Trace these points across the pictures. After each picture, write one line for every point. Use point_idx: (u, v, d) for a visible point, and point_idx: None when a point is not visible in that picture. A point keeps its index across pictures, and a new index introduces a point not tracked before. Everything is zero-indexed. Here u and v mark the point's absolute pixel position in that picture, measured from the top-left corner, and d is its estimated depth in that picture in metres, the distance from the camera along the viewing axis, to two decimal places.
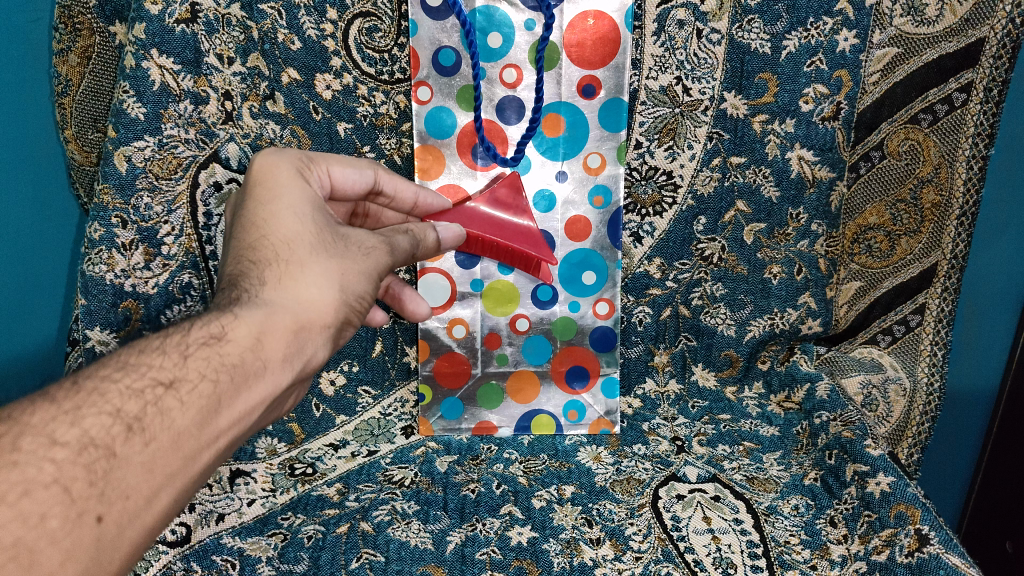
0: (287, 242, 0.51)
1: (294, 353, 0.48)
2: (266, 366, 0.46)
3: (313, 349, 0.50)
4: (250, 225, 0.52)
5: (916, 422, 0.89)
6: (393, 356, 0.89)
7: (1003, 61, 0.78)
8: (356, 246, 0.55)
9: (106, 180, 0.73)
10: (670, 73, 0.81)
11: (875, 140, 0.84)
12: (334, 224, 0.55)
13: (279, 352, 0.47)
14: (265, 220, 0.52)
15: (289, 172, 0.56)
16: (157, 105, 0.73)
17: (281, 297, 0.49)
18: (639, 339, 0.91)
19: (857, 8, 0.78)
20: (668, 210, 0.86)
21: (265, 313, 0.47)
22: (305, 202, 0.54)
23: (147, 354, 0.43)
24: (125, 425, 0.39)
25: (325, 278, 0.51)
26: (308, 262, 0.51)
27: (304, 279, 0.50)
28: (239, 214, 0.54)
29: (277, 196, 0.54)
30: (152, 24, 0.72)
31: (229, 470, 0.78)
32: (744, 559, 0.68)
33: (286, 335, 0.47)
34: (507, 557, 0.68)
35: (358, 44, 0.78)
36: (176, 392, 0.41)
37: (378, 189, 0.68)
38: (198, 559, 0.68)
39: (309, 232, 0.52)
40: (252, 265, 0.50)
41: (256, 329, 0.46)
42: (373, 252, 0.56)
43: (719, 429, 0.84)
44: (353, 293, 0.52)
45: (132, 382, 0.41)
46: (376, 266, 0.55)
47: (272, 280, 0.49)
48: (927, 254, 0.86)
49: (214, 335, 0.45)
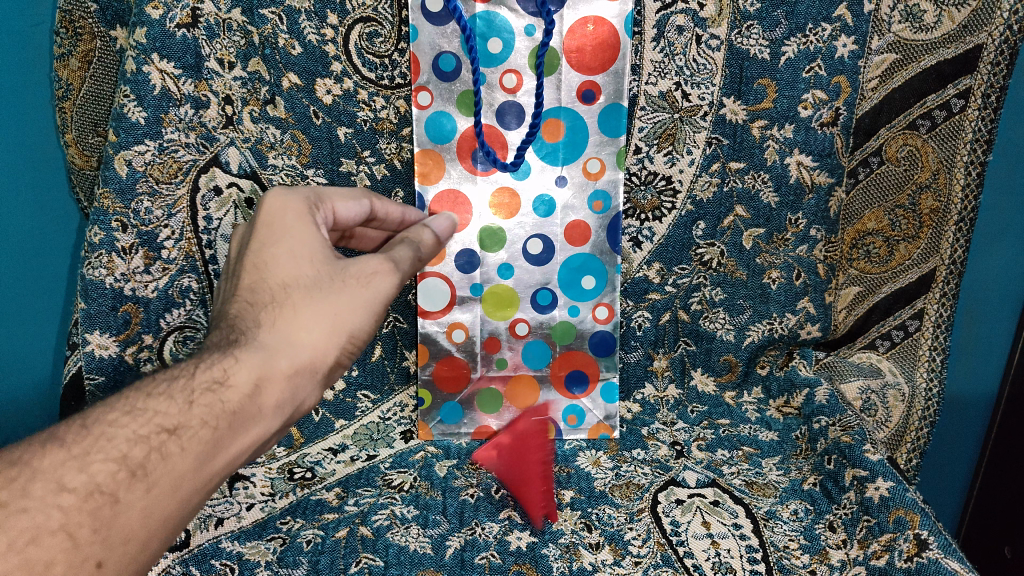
0: (284, 284, 0.51)
1: (286, 400, 0.49)
2: (260, 412, 0.47)
3: (305, 393, 0.50)
4: (251, 266, 0.52)
5: (914, 427, 0.88)
6: (393, 360, 0.90)
7: (1001, 68, 0.78)
8: (356, 278, 0.53)
9: (106, 185, 0.73)
10: (670, 78, 0.82)
11: (874, 146, 0.84)
12: (334, 254, 0.54)
13: (273, 398, 0.47)
14: (265, 260, 0.52)
15: (297, 207, 0.55)
16: (157, 109, 0.73)
17: (277, 340, 0.49)
18: (638, 343, 0.91)
19: (856, 14, 0.79)
20: (667, 215, 0.87)
21: (262, 358, 0.47)
22: (307, 240, 0.53)
23: (154, 398, 0.44)
24: (130, 472, 0.40)
25: (321, 320, 0.50)
26: (304, 305, 0.50)
27: (300, 323, 0.50)
28: (241, 252, 0.54)
29: (278, 235, 0.53)
30: (153, 28, 0.71)
31: (229, 475, 0.77)
32: (742, 564, 0.68)
33: (281, 382, 0.48)
34: (506, 561, 0.68)
35: (358, 49, 0.79)
36: (179, 438, 0.42)
37: (371, 214, 0.66)
38: (197, 563, 0.67)
39: (306, 274, 0.52)
40: (250, 306, 0.50)
41: (254, 376, 0.46)
42: (373, 279, 0.54)
43: (719, 434, 0.85)
44: (348, 335, 0.52)
45: (138, 427, 0.42)
46: (376, 296, 0.54)
47: (269, 322, 0.49)
48: (926, 259, 0.86)
49: (217, 379, 0.45)
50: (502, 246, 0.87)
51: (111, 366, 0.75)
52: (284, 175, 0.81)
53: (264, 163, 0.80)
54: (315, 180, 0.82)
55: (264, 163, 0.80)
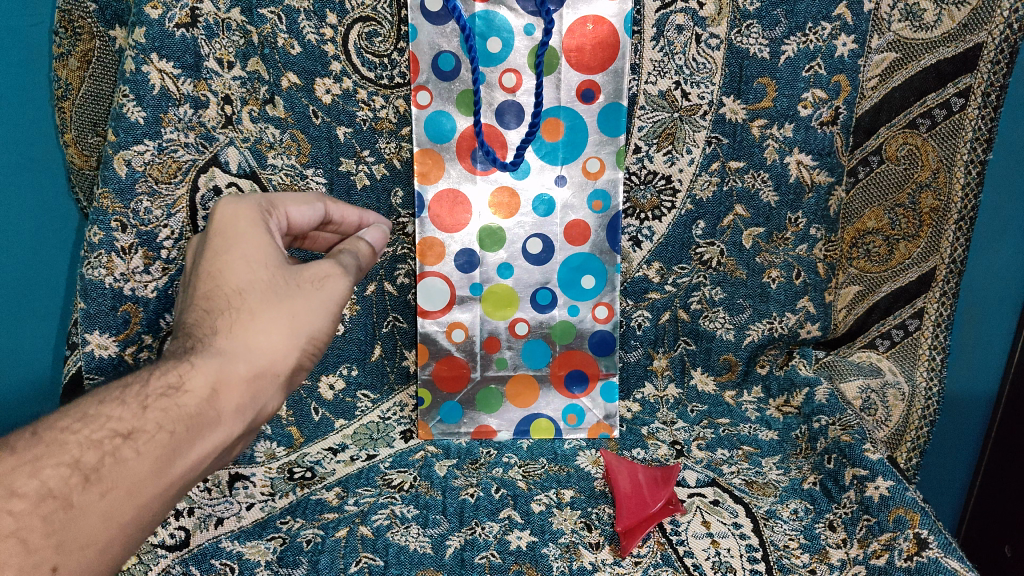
0: (239, 290, 0.49)
1: (248, 403, 0.48)
2: (221, 417, 0.46)
3: (267, 397, 0.49)
4: (205, 274, 0.50)
5: (914, 426, 0.88)
6: (393, 360, 0.91)
7: (1001, 66, 0.77)
8: (311, 281, 0.52)
9: (106, 184, 0.72)
10: (670, 77, 0.82)
11: (873, 145, 0.84)
12: (287, 259, 0.53)
13: (234, 402, 0.47)
14: (219, 268, 0.50)
15: (250, 214, 0.53)
16: (156, 109, 0.72)
17: (236, 346, 0.48)
18: (638, 342, 0.92)
19: (856, 13, 0.79)
20: (667, 214, 0.87)
21: (221, 364, 0.47)
22: (260, 245, 0.52)
23: (106, 404, 0.43)
24: (83, 476, 0.39)
25: (278, 323, 0.50)
26: (261, 310, 0.49)
27: (258, 327, 0.49)
28: (197, 261, 0.52)
29: (233, 242, 0.51)
30: (152, 28, 0.70)
31: (229, 474, 0.77)
32: (743, 563, 0.67)
33: (241, 386, 0.47)
34: (506, 560, 0.68)
35: (358, 48, 0.79)
36: (134, 442, 0.41)
37: (327, 220, 0.62)
38: (197, 562, 0.67)
39: (262, 278, 0.50)
40: (206, 314, 0.49)
41: (213, 380, 0.46)
42: (327, 282, 0.53)
43: (719, 433, 0.85)
44: (309, 336, 0.51)
45: (90, 433, 0.41)
46: (332, 298, 0.53)
47: (226, 328, 0.48)
48: (926, 258, 0.85)
49: (173, 385, 0.45)
50: (502, 246, 0.87)
51: (110, 366, 0.75)
52: (284, 174, 0.81)
53: (263, 163, 0.80)
54: (315, 179, 0.82)
55: (263, 163, 0.80)
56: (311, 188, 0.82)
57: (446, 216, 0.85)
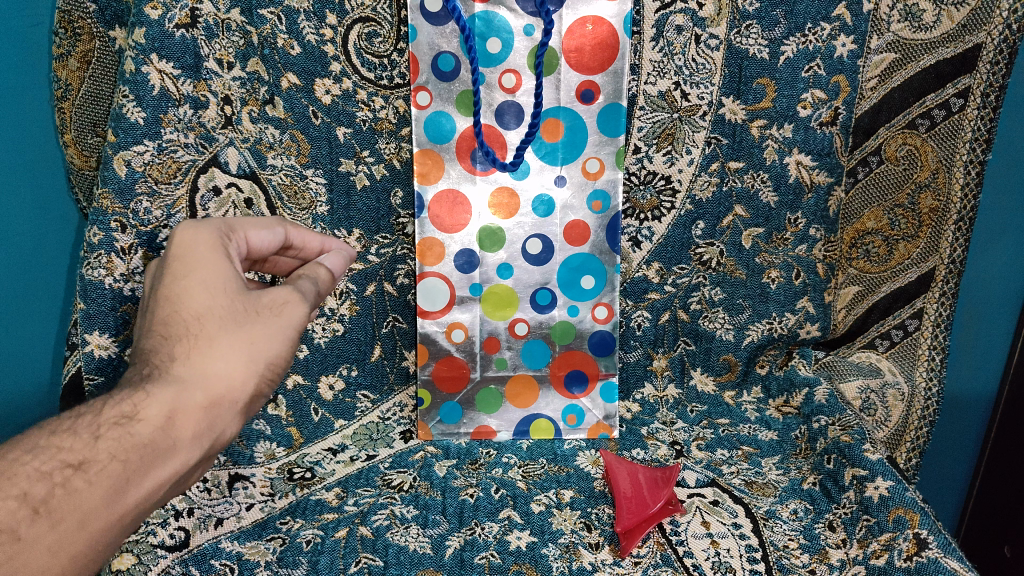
0: (198, 315, 0.47)
1: (205, 431, 0.46)
2: (176, 445, 0.44)
3: (225, 425, 0.47)
4: (162, 298, 0.48)
5: (913, 426, 0.88)
6: (393, 360, 0.91)
7: (1000, 67, 0.77)
8: (271, 306, 0.50)
9: (106, 185, 0.72)
10: (669, 78, 0.82)
11: (872, 145, 0.84)
12: (247, 284, 0.50)
13: (190, 430, 0.45)
14: (177, 292, 0.48)
15: (209, 238, 0.50)
16: (156, 109, 0.72)
17: (194, 373, 0.46)
18: (637, 343, 0.92)
19: (855, 14, 0.79)
20: (666, 214, 0.87)
21: (177, 391, 0.44)
22: (220, 268, 0.49)
23: (58, 434, 0.41)
24: (32, 509, 0.38)
25: (237, 350, 0.47)
26: (221, 336, 0.47)
27: (216, 353, 0.46)
28: (154, 286, 0.49)
29: (192, 267, 0.49)
30: (152, 28, 0.70)
31: (229, 475, 0.77)
32: (742, 564, 0.67)
33: (197, 414, 0.45)
34: (506, 561, 0.68)
35: (358, 48, 0.79)
36: (85, 472, 0.40)
37: (288, 244, 0.59)
38: (196, 563, 0.67)
39: (221, 304, 0.48)
40: (163, 339, 0.46)
41: (168, 408, 0.44)
42: (288, 308, 0.50)
43: (719, 433, 0.85)
44: (270, 362, 0.49)
45: (40, 464, 0.39)
46: (291, 324, 0.50)
47: (183, 355, 0.46)
48: (925, 258, 0.84)
49: (127, 413, 0.43)
50: (501, 246, 0.87)
51: (110, 367, 0.75)
52: (284, 175, 0.81)
53: (263, 163, 0.80)
54: (314, 180, 0.82)
55: (263, 164, 0.80)
56: (311, 188, 0.82)
57: (446, 217, 0.85)
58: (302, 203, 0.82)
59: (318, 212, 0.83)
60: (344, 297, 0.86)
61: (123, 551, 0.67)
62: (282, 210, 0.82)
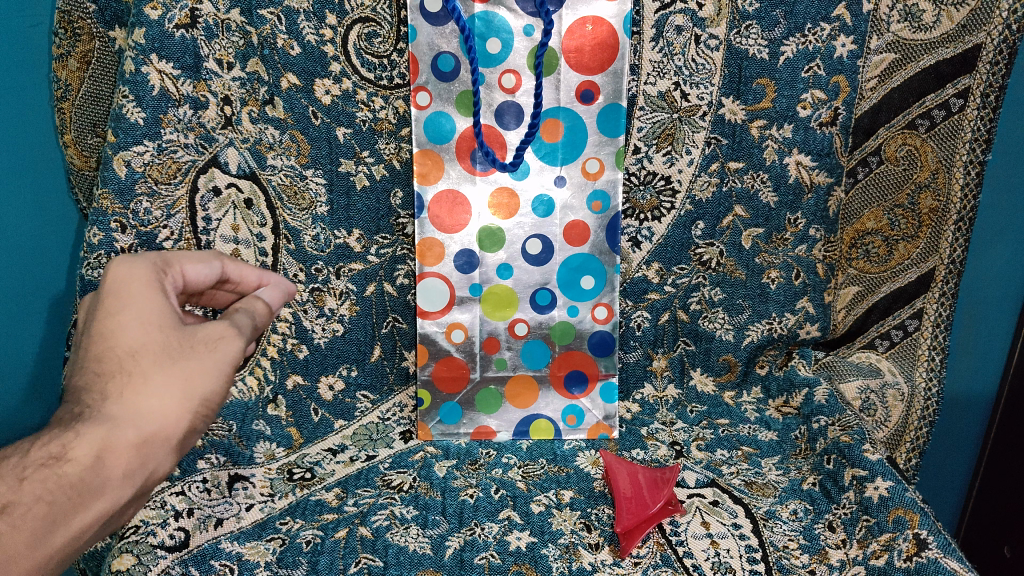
0: (131, 352, 0.46)
1: (136, 469, 0.45)
2: (105, 485, 0.44)
3: (157, 463, 0.47)
4: (94, 335, 0.47)
5: (913, 427, 0.88)
6: (392, 360, 0.91)
7: (999, 67, 0.77)
8: (207, 342, 0.49)
9: (106, 185, 0.72)
10: (668, 78, 0.82)
11: (872, 145, 0.84)
12: (184, 319, 0.50)
13: (120, 469, 0.44)
14: (111, 328, 0.47)
15: (145, 272, 0.50)
16: (156, 109, 0.73)
17: (126, 412, 0.45)
18: (637, 343, 0.92)
19: (854, 14, 0.79)
20: (666, 215, 0.87)
21: (107, 431, 0.44)
22: (156, 304, 0.49)
23: None
24: None
25: (171, 386, 0.47)
26: (154, 373, 0.46)
27: (149, 390, 0.46)
28: (87, 322, 0.48)
29: (126, 301, 0.48)
30: (152, 29, 0.71)
31: (229, 475, 0.77)
32: (742, 564, 0.67)
33: (128, 452, 0.44)
34: (506, 561, 0.68)
35: (358, 49, 0.79)
36: (9, 515, 0.39)
37: (225, 279, 0.60)
38: (196, 563, 0.66)
39: (156, 339, 0.47)
40: (96, 377, 0.45)
41: (98, 447, 0.43)
42: (223, 343, 0.50)
43: (718, 433, 0.85)
44: (205, 398, 0.48)
45: None
46: (227, 359, 0.50)
47: (116, 393, 0.45)
48: (925, 259, 0.84)
49: (55, 454, 0.42)
50: (501, 246, 0.87)
51: None
52: (284, 175, 0.81)
53: (263, 163, 0.80)
54: (314, 180, 0.82)
55: (262, 164, 0.80)
56: (311, 189, 0.82)
57: (446, 217, 0.85)
58: (302, 203, 0.82)
59: (318, 212, 0.83)
60: (344, 297, 0.86)
61: (122, 551, 0.66)
62: (282, 210, 0.82)
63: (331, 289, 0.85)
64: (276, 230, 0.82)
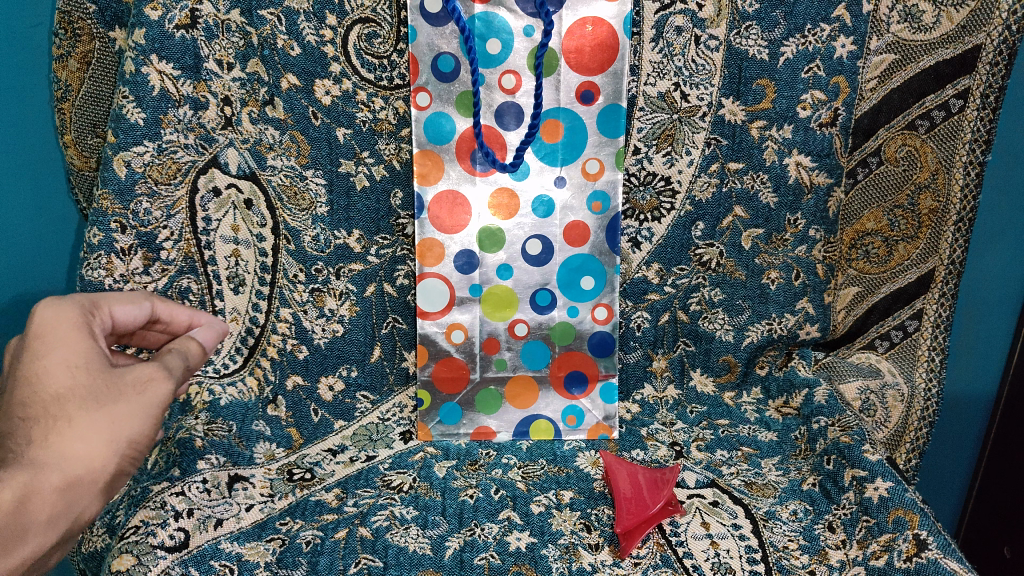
0: (56, 397, 0.48)
1: (61, 513, 0.47)
2: (27, 529, 0.46)
3: (82, 505, 0.49)
4: (19, 379, 0.48)
5: (913, 427, 0.88)
6: (392, 361, 0.91)
7: (999, 68, 0.77)
8: (133, 385, 0.51)
9: (106, 185, 0.73)
10: (668, 79, 0.82)
11: (872, 146, 0.84)
12: (112, 362, 0.52)
13: (43, 514, 0.46)
14: (36, 371, 0.48)
15: (72, 317, 0.52)
16: (156, 110, 0.74)
17: (50, 457, 0.47)
18: (637, 343, 0.92)
19: (854, 14, 0.79)
20: (666, 215, 0.87)
21: (30, 477, 0.46)
22: (82, 349, 0.50)
23: None
24: None
25: (97, 431, 0.49)
26: (80, 417, 0.48)
27: (74, 435, 0.48)
28: (10, 366, 0.50)
29: (54, 344, 0.50)
30: (152, 29, 0.72)
31: (229, 475, 0.77)
32: (742, 564, 0.67)
33: (52, 496, 0.47)
34: (506, 562, 0.68)
35: (358, 50, 0.79)
36: None
37: (156, 318, 0.63)
38: (195, 564, 0.66)
39: (82, 383, 0.49)
40: (20, 422, 0.47)
41: (20, 493, 0.45)
42: (150, 386, 0.52)
43: (718, 434, 0.85)
44: (131, 440, 0.51)
45: None
46: (155, 402, 0.52)
47: (41, 438, 0.47)
48: (925, 260, 0.84)
49: None
50: (501, 247, 0.87)
51: None
52: (284, 175, 0.81)
53: (263, 164, 0.81)
54: (314, 181, 0.82)
55: (262, 164, 0.81)
56: (311, 189, 0.82)
57: (446, 217, 0.85)
58: (302, 204, 0.82)
59: (318, 212, 0.83)
60: (343, 297, 0.86)
61: (122, 551, 0.66)
62: (282, 210, 0.82)
63: (331, 290, 0.86)
64: (276, 231, 0.82)
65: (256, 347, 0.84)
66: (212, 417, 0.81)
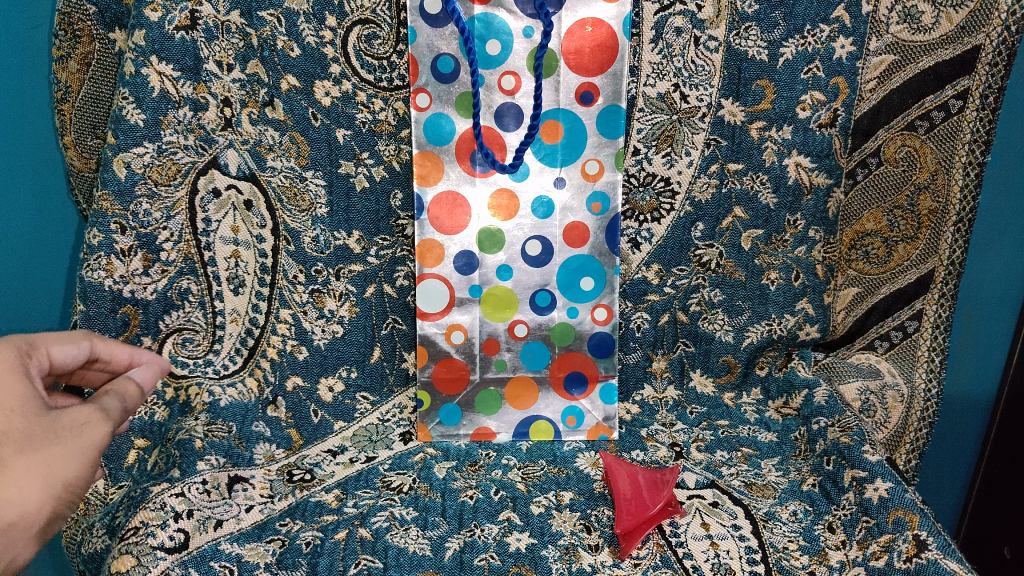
0: None
1: None
2: None
3: (14, 551, 0.47)
4: None
5: (913, 428, 0.88)
6: (391, 362, 0.90)
7: (998, 69, 0.77)
8: (69, 428, 0.50)
9: (106, 186, 0.74)
10: (668, 80, 0.82)
11: (872, 147, 0.84)
12: (48, 404, 0.51)
13: None
14: None
15: (5, 358, 0.50)
16: (156, 111, 0.74)
17: None
18: (636, 344, 0.92)
19: (853, 15, 0.79)
20: (665, 216, 0.87)
21: None
22: (16, 391, 0.49)
23: None
24: None
25: (32, 475, 0.47)
26: (13, 461, 0.46)
27: (6, 480, 0.46)
28: None
29: None
30: (152, 31, 0.72)
31: (228, 476, 0.77)
32: (742, 565, 0.67)
33: None
34: (506, 563, 0.68)
35: (358, 51, 0.79)
36: None
37: (95, 357, 0.61)
38: (195, 565, 0.66)
39: (14, 428, 0.47)
40: None
41: None
42: (87, 428, 0.50)
43: (717, 435, 0.85)
44: (67, 483, 0.49)
45: None
46: (92, 445, 0.50)
47: None
48: (924, 261, 0.84)
49: None
50: (501, 248, 0.87)
51: None
52: (284, 176, 0.81)
53: (263, 165, 0.81)
54: (314, 182, 0.82)
55: (262, 165, 0.81)
56: (311, 190, 0.82)
57: (446, 218, 0.85)
58: (302, 205, 0.82)
59: (317, 214, 0.83)
60: (343, 298, 0.86)
61: (122, 553, 0.65)
62: (282, 211, 0.82)
63: (331, 290, 0.86)
64: (276, 232, 0.83)
65: (256, 348, 0.85)
66: (212, 419, 0.81)
